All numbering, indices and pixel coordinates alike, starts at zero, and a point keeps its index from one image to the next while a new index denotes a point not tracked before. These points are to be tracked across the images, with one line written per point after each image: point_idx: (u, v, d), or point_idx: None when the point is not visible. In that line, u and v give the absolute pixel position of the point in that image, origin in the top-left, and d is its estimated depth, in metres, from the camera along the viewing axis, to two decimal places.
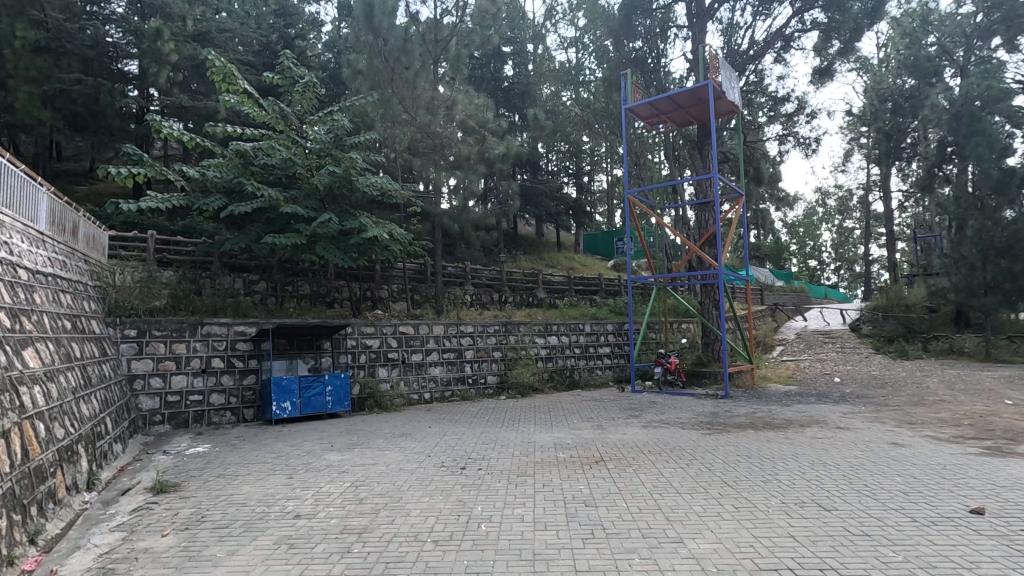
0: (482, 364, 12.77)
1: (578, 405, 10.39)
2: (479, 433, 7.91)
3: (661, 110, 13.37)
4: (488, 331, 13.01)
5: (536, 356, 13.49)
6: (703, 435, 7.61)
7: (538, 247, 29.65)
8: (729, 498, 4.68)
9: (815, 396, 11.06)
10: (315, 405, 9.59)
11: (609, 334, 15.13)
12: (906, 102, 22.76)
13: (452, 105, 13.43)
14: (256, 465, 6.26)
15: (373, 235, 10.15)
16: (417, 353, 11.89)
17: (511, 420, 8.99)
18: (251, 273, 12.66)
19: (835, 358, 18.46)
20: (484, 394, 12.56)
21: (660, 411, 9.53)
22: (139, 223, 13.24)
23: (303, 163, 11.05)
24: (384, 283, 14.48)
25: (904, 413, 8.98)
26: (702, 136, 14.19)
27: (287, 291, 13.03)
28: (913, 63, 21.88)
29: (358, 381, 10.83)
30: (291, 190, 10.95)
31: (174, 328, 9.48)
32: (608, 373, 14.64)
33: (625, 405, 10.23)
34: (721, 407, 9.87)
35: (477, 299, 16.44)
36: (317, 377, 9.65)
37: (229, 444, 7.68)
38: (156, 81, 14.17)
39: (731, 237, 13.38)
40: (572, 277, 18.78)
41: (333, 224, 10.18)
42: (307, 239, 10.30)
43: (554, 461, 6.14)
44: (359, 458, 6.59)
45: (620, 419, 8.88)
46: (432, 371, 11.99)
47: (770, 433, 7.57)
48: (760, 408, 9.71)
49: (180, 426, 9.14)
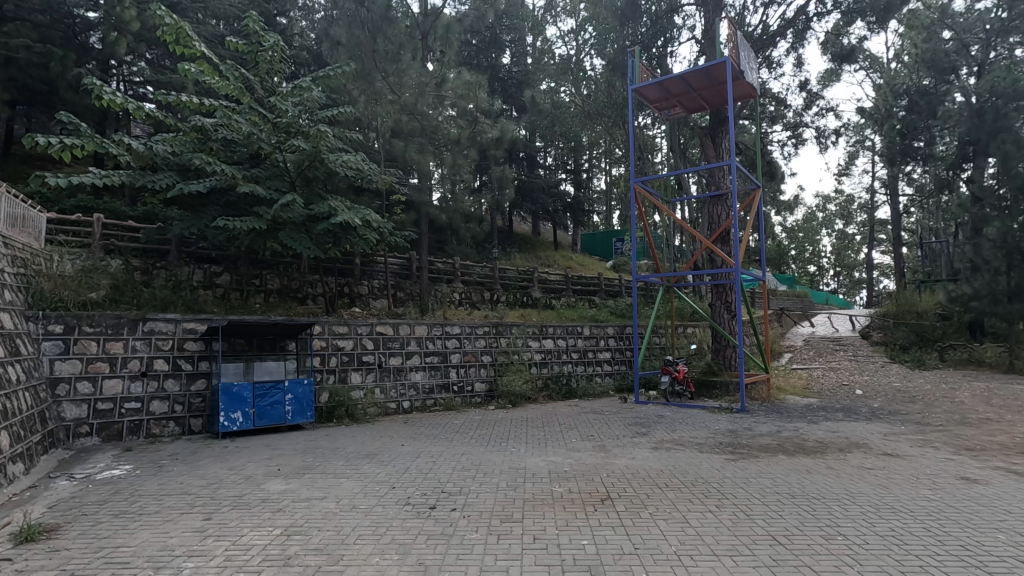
0: (469, 370, 11.47)
1: (575, 420, 9.13)
2: (460, 455, 6.63)
3: (671, 93, 12.13)
4: (477, 333, 11.74)
5: (529, 362, 12.22)
6: (727, 461, 6.37)
7: (534, 246, 28.41)
8: (789, 569, 3.41)
9: (841, 411, 9.85)
10: (271, 417, 8.27)
11: (610, 339, 13.86)
12: (922, 99, 21.54)
13: (441, 83, 12.21)
14: (171, 499, 4.95)
15: (344, 221, 8.88)
16: (396, 356, 10.62)
17: (498, 438, 7.72)
18: (213, 264, 11.37)
19: (849, 367, 17.24)
20: (470, 403, 11.26)
21: (670, 428, 8.29)
22: (93, 206, 11.91)
23: (269, 140, 9.77)
24: (365, 279, 13.21)
25: (955, 435, 7.75)
26: (714, 122, 12.90)
27: (254, 285, 11.74)
28: (932, 58, 20.71)
29: (326, 389, 9.55)
30: (254, 170, 9.65)
31: (110, 324, 8.16)
32: (608, 381, 13.40)
33: (630, 420, 8.98)
34: (741, 424, 8.63)
35: (466, 298, 15.17)
36: (275, 384, 8.35)
37: (157, 464, 6.38)
38: (115, 50, 12.82)
39: (748, 233, 12.08)
40: (570, 276, 17.54)
41: (298, 208, 8.91)
42: (268, 225, 9.01)
43: (548, 501, 4.85)
44: (306, 489, 5.29)
45: (625, 438, 7.62)
46: (412, 377, 10.72)
47: (807, 460, 6.33)
48: (785, 425, 8.49)
49: (111, 439, 7.82)
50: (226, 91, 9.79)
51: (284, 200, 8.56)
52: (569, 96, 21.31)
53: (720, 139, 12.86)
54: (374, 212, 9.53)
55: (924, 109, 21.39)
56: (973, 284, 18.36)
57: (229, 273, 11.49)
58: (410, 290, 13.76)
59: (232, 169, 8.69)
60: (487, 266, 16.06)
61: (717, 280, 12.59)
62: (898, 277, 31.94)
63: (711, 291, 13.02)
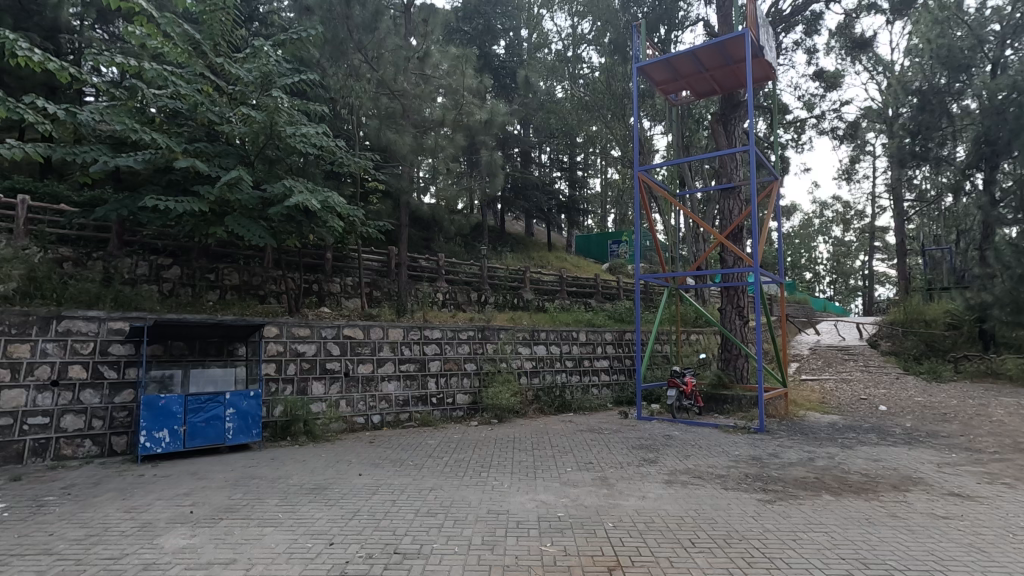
0: (451, 379, 10.14)
1: (571, 441, 7.84)
2: (428, 492, 5.32)
3: (680, 73, 10.90)
4: (460, 338, 10.42)
5: (518, 371, 10.91)
6: (762, 502, 5.10)
7: (527, 247, 27.13)
8: None
9: (874, 433, 8.64)
10: (209, 436, 6.87)
11: (608, 345, 12.57)
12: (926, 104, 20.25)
13: (425, 59, 11.01)
14: (20, 565, 3.60)
15: (302, 204, 7.55)
16: (366, 364, 9.29)
17: (477, 466, 6.40)
18: (161, 256, 10.01)
19: (863, 379, 16.07)
20: (451, 417, 9.93)
21: (682, 453, 7.03)
22: (30, 189, 10.53)
23: (221, 112, 8.45)
24: (337, 276, 11.90)
25: (1020, 465, 6.55)
26: (727, 108, 11.69)
27: (208, 281, 10.36)
28: (944, 56, 19.50)
29: (281, 401, 8.23)
30: (202, 145, 8.32)
31: (15, 322, 6.77)
32: (606, 393, 12.10)
33: (634, 443, 7.69)
34: (764, 448, 7.37)
35: (451, 299, 13.85)
36: (213, 396, 6.96)
37: (41, 500, 5.02)
38: (59, 15, 11.42)
39: (768, 230, 10.76)
40: (564, 276, 16.28)
41: (247, 187, 7.57)
42: (213, 207, 7.68)
43: (535, 570, 3.55)
44: (214, 546, 3.95)
45: (630, 467, 6.34)
46: (385, 388, 9.39)
47: (861, 502, 5.08)
48: (817, 451, 7.23)
49: (9, 462, 6.44)
50: (172, 55, 8.50)
51: (228, 178, 7.23)
52: (565, 94, 20.64)
53: (733, 127, 11.64)
54: (339, 196, 8.22)
55: (937, 109, 20.05)
56: (994, 291, 17.24)
57: (180, 267, 10.14)
58: (388, 289, 12.43)
59: (170, 141, 7.35)
60: (475, 265, 14.78)
61: (730, 282, 11.28)
62: (902, 284, 30.94)
63: (721, 293, 11.71)
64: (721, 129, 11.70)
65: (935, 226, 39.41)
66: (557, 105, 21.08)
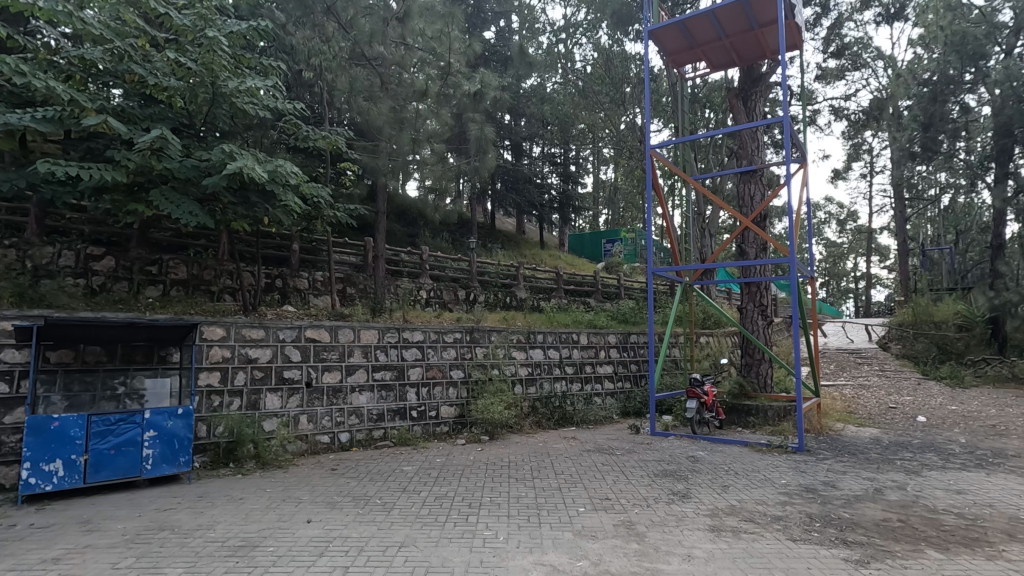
0: (434, 389, 8.70)
1: (578, 466, 6.47)
2: (393, 553, 3.87)
3: (695, 39, 9.54)
4: (445, 342, 9.01)
5: (511, 379, 9.50)
6: (851, 562, 3.76)
7: (519, 244, 25.76)
8: None
9: (931, 452, 7.36)
10: (118, 467, 5.33)
11: (611, 349, 11.22)
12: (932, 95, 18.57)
13: (405, 20, 9.60)
14: None
15: (244, 173, 6.05)
16: (332, 372, 7.85)
17: (462, 506, 4.97)
18: (92, 244, 8.49)
19: (882, 384, 14.87)
20: (434, 433, 8.48)
21: (718, 484, 5.70)
22: None
23: (155, 66, 6.99)
24: (305, 270, 10.43)
25: None
26: (746, 83, 10.39)
27: (149, 276, 8.83)
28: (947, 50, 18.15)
29: (225, 419, 6.76)
30: (132, 107, 6.86)
31: None
32: (611, 402, 10.72)
33: (656, 469, 6.33)
34: (812, 476, 6.05)
35: (435, 297, 12.43)
36: (127, 416, 5.41)
37: None
38: None
39: (801, 216, 9.29)
40: (561, 273, 14.94)
41: (177, 153, 6.09)
42: (136, 179, 6.20)
43: None
44: None
45: (659, 505, 4.99)
46: (356, 400, 7.93)
47: (983, 563, 3.75)
48: (879, 480, 5.92)
49: None
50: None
51: (149, 138, 5.74)
52: (555, 89, 19.74)
53: (752, 103, 10.35)
54: (294, 167, 6.72)
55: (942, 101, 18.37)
56: None
57: (115, 258, 8.64)
58: (363, 285, 10.96)
59: (77, 94, 5.85)
60: (463, 261, 13.36)
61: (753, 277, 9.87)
62: (905, 285, 29.92)
63: (741, 290, 10.33)
64: (739, 104, 10.38)
65: (932, 226, 38.57)
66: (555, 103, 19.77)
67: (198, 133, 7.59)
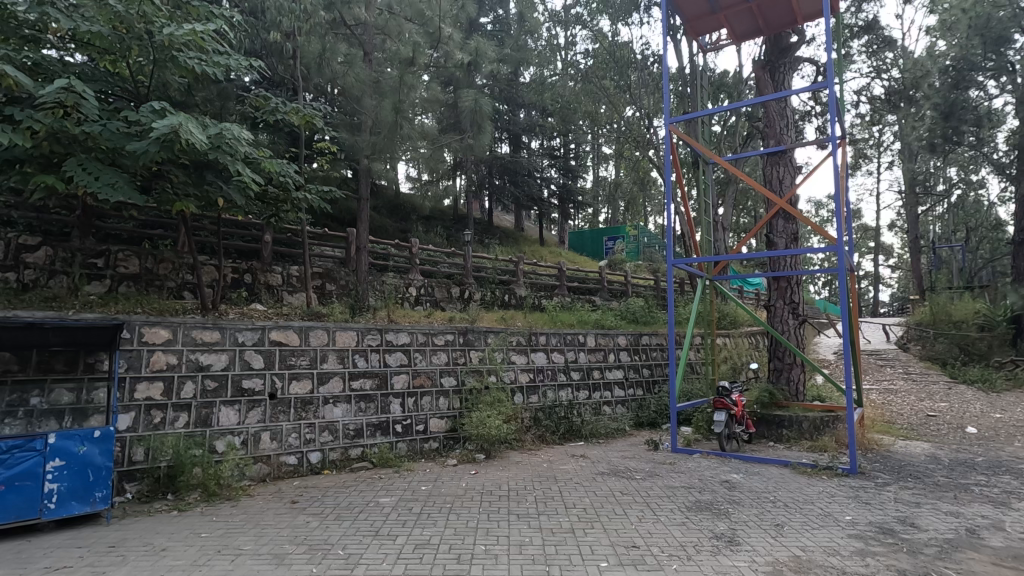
0: (421, 400, 7.55)
1: (592, 497, 5.33)
2: None
3: (716, 4, 8.41)
4: (435, 345, 7.90)
5: (510, 387, 8.36)
6: None
7: (517, 241, 24.64)
8: None
9: (1007, 474, 6.23)
10: (12, 508, 4.18)
11: (621, 352, 10.10)
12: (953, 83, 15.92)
13: None
14: None
15: (176, 134, 4.87)
16: (300, 382, 6.71)
17: (444, 562, 3.81)
18: (25, 232, 7.30)
19: (910, 389, 13.75)
20: (420, 451, 7.33)
21: (769, 524, 4.59)
22: None
23: (85, 16, 5.82)
24: (279, 264, 9.28)
25: None
26: (773, 53, 9.31)
27: (93, 269, 7.66)
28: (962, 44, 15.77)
29: (165, 440, 5.56)
30: (56, 65, 5.71)
31: None
32: (622, 411, 9.60)
33: (688, 500, 5.22)
34: (881, 511, 4.93)
35: (426, 295, 11.28)
36: (29, 441, 4.28)
37: None
38: None
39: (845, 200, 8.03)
40: (564, 269, 13.83)
41: (97, 114, 4.93)
42: (49, 145, 5.03)
43: None
44: None
45: (704, 559, 3.86)
46: (330, 414, 6.79)
47: None
48: (966, 516, 4.79)
49: None
50: None
51: (55, 89, 4.59)
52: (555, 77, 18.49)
53: (781, 75, 9.28)
54: (245, 132, 5.55)
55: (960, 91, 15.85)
56: None
57: (53, 249, 7.45)
58: (344, 281, 9.82)
59: None
60: (457, 256, 12.23)
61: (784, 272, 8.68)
62: (917, 283, 28.83)
63: (769, 285, 9.13)
64: (766, 77, 9.30)
65: (939, 224, 37.57)
66: (561, 96, 18.62)
67: (142, 100, 6.44)
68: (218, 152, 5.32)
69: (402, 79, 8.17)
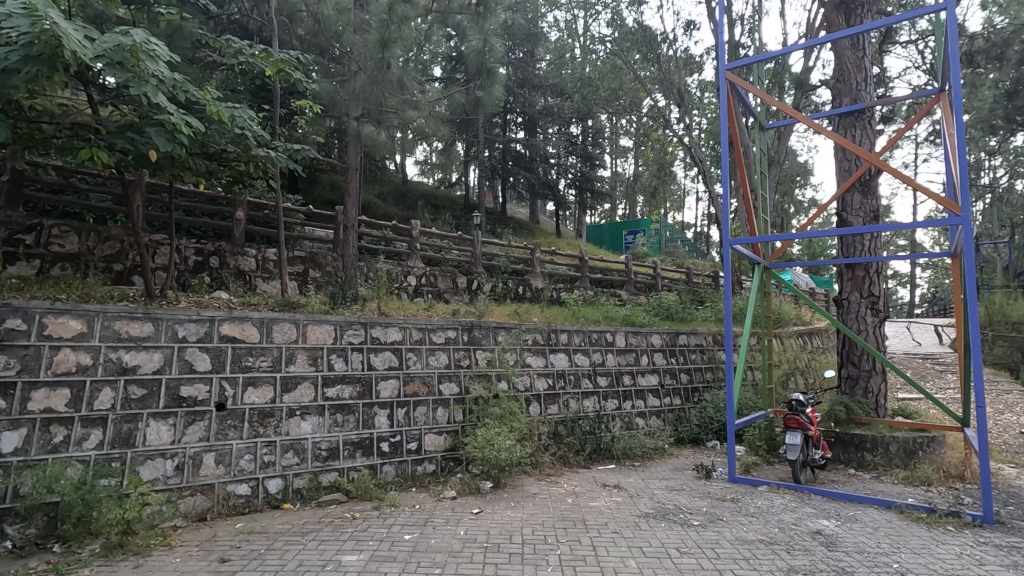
0: (412, 413, 6.07)
1: (639, 558, 3.82)
2: None
3: None
4: (433, 343, 6.47)
5: (525, 396, 6.85)
6: None
7: (533, 233, 23.14)
8: None
9: None
10: None
11: (655, 354, 8.56)
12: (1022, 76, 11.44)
13: None
14: None
15: (55, 42, 3.58)
16: (257, 390, 5.27)
17: None
18: None
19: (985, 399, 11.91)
20: (409, 476, 5.85)
21: None
22: None
23: None
24: (253, 246, 7.90)
25: None
26: None
27: (18, 246, 6.30)
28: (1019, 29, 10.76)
29: (60, 479, 4.04)
30: None
31: None
32: (658, 425, 8.06)
33: (776, 566, 3.71)
34: None
35: (429, 285, 9.84)
36: None
37: None
38: None
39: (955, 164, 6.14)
40: (586, 260, 12.29)
41: None
42: None
43: None
44: None
45: None
46: (296, 429, 5.35)
47: None
48: None
49: None
50: None
51: None
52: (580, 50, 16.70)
53: (858, 18, 7.59)
54: (167, 52, 4.26)
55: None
56: None
57: None
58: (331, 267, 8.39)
59: None
60: (465, 243, 10.75)
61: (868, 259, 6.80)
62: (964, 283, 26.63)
63: (847, 276, 7.33)
64: (838, 22, 7.69)
65: (983, 220, 35.14)
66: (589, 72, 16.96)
67: None
68: (122, 72, 4.00)
69: (393, 9, 6.49)
